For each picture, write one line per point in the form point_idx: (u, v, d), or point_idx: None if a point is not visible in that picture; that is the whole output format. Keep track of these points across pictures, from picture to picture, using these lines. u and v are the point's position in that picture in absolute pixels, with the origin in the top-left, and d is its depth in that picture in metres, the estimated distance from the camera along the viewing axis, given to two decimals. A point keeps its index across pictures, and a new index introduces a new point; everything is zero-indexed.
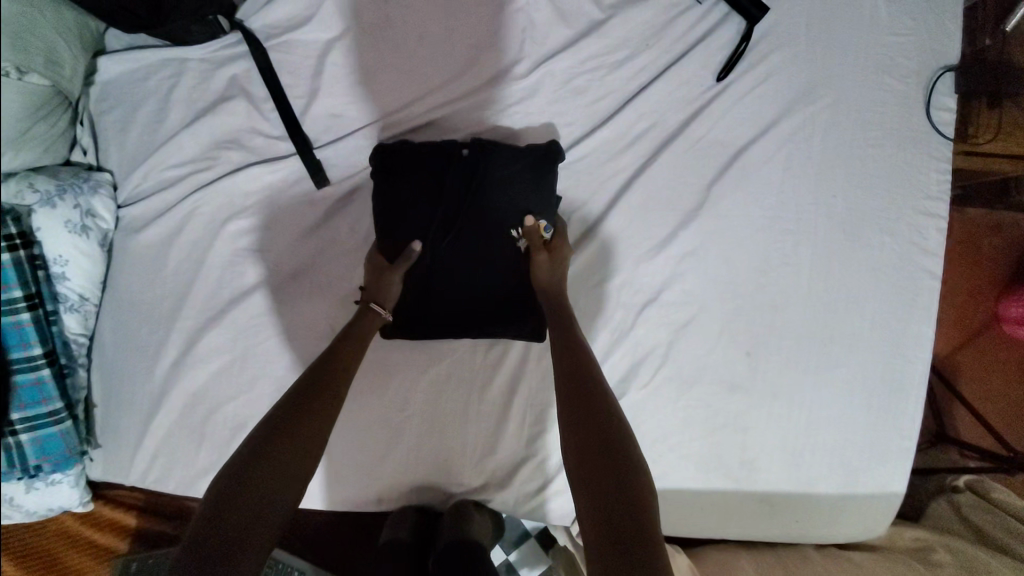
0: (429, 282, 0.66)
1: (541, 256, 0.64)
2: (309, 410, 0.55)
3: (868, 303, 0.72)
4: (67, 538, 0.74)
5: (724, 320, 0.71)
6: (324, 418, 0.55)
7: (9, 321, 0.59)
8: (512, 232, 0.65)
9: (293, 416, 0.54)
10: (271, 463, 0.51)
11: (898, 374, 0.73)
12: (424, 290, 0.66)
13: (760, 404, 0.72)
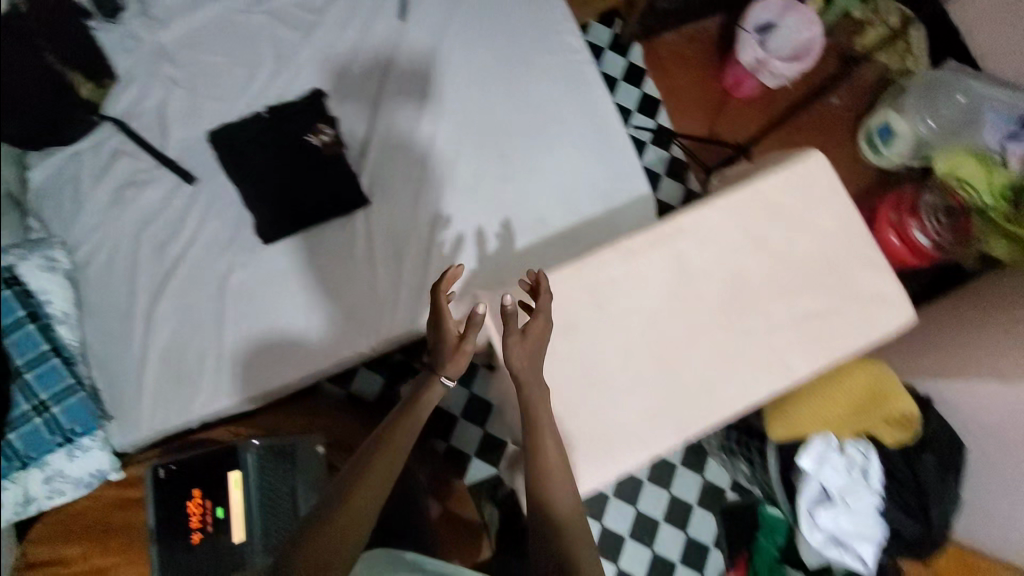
0: (275, 189, 1.01)
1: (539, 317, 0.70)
2: (381, 461, 0.66)
3: (554, 95, 1.14)
4: (112, 505, 0.93)
5: (476, 143, 1.10)
6: (388, 462, 0.66)
7: (22, 331, 0.87)
8: (310, 139, 1.01)
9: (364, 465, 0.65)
10: (352, 496, 0.62)
11: (597, 125, 1.14)
12: (274, 197, 1.00)
13: (529, 180, 1.10)
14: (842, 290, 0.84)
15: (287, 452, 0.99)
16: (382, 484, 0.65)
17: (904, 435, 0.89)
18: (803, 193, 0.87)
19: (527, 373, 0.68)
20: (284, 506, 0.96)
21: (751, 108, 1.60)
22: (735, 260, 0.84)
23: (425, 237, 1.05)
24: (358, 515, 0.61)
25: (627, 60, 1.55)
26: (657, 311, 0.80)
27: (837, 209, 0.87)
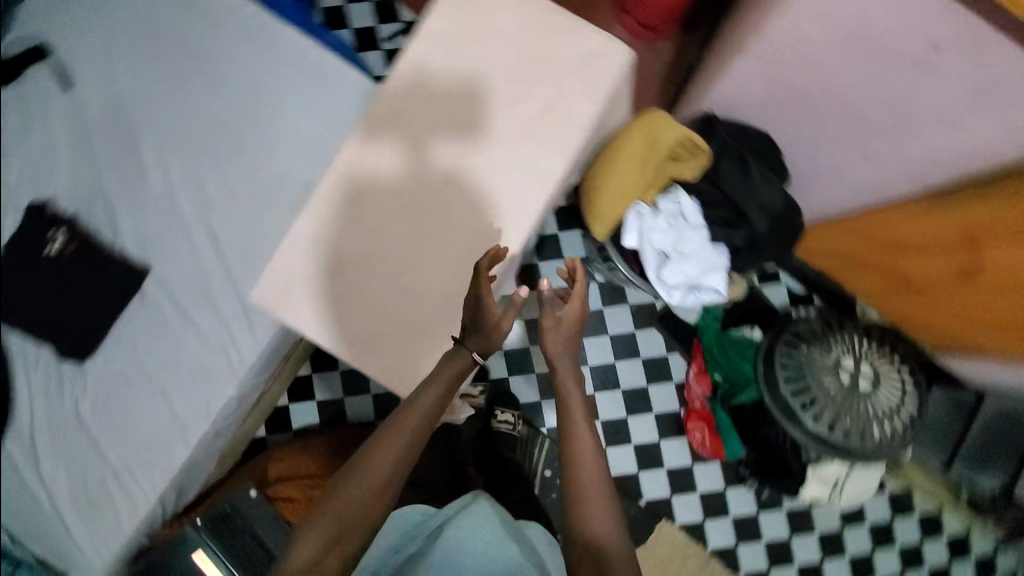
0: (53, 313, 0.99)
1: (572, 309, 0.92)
2: (413, 413, 0.76)
3: (256, 64, 1.09)
4: None
5: (212, 154, 1.06)
6: (425, 422, 0.77)
7: None
8: (47, 253, 1.01)
9: (398, 419, 0.76)
10: (381, 453, 0.72)
11: (308, 64, 1.08)
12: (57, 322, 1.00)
13: (276, 152, 1.06)
14: (554, 72, 0.84)
15: (229, 512, 1.01)
16: (411, 446, 0.74)
17: (695, 162, 0.88)
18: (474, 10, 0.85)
19: (561, 358, 0.91)
20: (256, 555, 0.99)
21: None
22: (452, 107, 0.85)
23: (220, 265, 1.03)
24: (378, 475, 0.71)
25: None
26: (396, 219, 0.85)
27: (511, 10, 0.86)
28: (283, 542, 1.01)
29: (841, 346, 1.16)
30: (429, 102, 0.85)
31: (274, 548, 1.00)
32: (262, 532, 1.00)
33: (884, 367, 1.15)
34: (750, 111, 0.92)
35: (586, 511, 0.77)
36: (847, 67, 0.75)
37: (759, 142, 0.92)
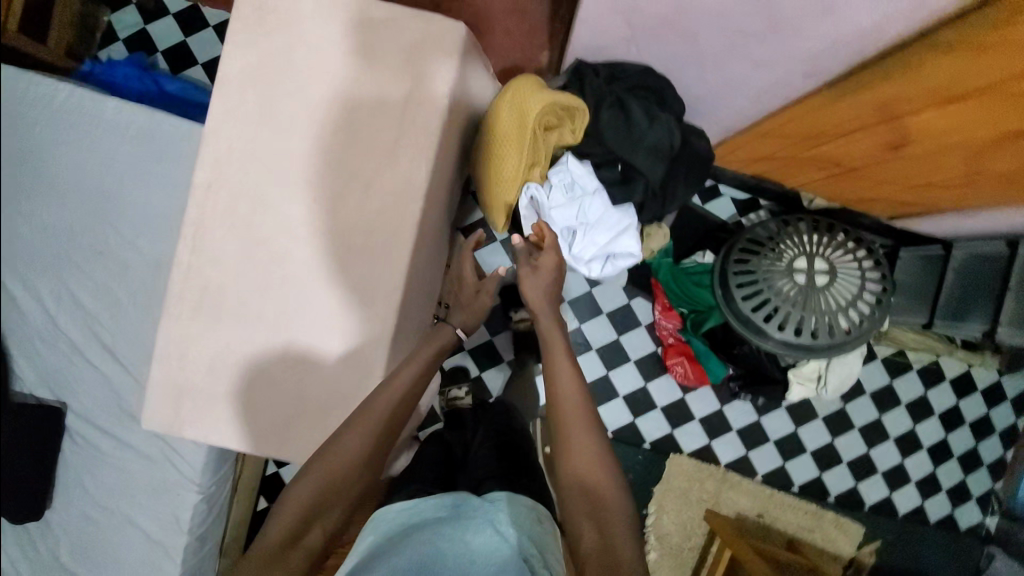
0: None
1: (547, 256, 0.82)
2: (383, 391, 0.69)
3: (76, 147, 0.94)
4: None
5: (69, 264, 0.94)
6: (396, 394, 0.69)
7: None
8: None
9: (371, 398, 0.69)
10: (349, 435, 0.67)
11: (135, 129, 0.94)
12: None
13: (140, 242, 0.93)
14: (385, 73, 0.70)
15: None
16: (382, 425, 0.68)
17: (576, 123, 0.78)
18: (276, 21, 0.70)
19: (540, 301, 0.82)
20: None
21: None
22: (280, 147, 0.70)
23: (130, 379, 0.95)
24: (347, 457, 0.66)
25: (171, 19, 1.31)
26: (265, 298, 0.70)
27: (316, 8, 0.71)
28: None
29: (791, 249, 1.09)
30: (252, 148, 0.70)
31: None
32: None
33: (838, 258, 1.09)
34: (627, 46, 0.81)
35: (570, 442, 0.70)
36: None
37: (644, 77, 0.82)
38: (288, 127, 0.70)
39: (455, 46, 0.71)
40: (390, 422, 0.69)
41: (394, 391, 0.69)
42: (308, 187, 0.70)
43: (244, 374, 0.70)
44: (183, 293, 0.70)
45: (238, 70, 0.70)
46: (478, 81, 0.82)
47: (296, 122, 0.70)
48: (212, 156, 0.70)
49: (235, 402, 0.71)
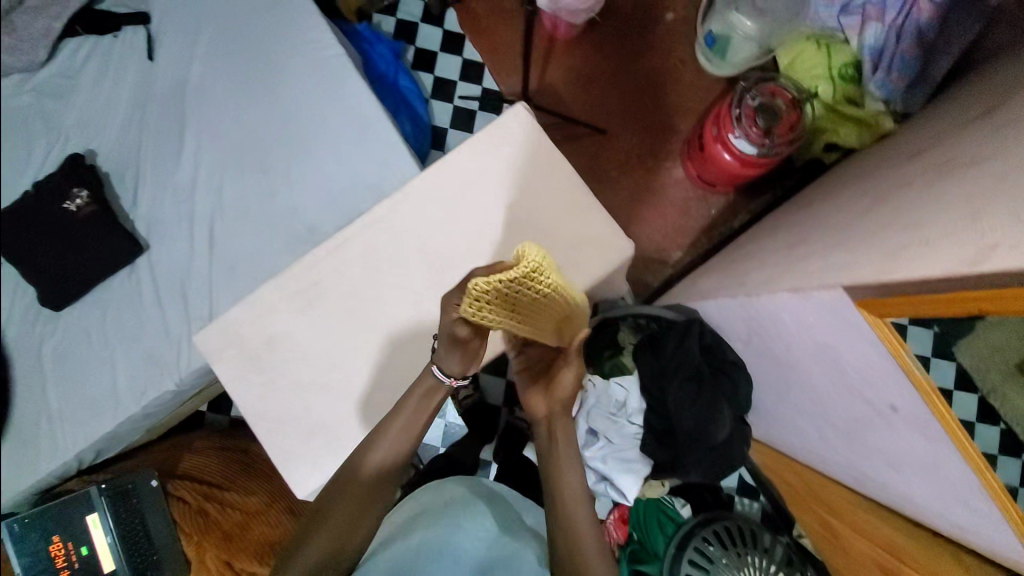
0: (44, 263, 1.04)
1: (564, 378, 0.72)
2: (354, 474, 0.70)
3: (313, 95, 1.12)
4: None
5: (240, 164, 1.10)
6: (369, 479, 0.70)
7: None
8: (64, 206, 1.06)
9: (343, 475, 0.70)
10: (325, 514, 0.69)
11: (360, 114, 1.11)
12: (45, 274, 1.05)
13: (297, 189, 1.10)
14: (551, 239, 0.83)
15: (129, 490, 1.11)
16: (370, 503, 0.70)
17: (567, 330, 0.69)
18: (508, 154, 0.86)
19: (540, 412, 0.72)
20: (141, 540, 1.08)
21: (587, 46, 1.51)
22: (442, 232, 0.82)
23: (208, 272, 1.08)
24: (328, 538, 0.68)
25: (442, 34, 1.54)
26: (348, 322, 0.81)
27: (543, 163, 0.86)
28: (168, 535, 1.10)
29: (753, 567, 1.12)
30: (423, 218, 0.83)
31: (158, 536, 1.09)
32: (150, 520, 1.10)
33: None
34: (739, 339, 0.91)
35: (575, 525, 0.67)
36: (818, 365, 0.72)
37: (734, 369, 0.89)
38: (459, 223, 0.83)
39: (608, 261, 0.84)
40: (371, 501, 0.70)
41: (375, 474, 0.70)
42: (442, 271, 0.82)
43: (292, 360, 0.81)
44: (301, 274, 0.82)
45: (460, 163, 0.84)
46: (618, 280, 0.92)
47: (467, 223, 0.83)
48: (395, 201, 0.83)
49: (269, 374, 0.81)
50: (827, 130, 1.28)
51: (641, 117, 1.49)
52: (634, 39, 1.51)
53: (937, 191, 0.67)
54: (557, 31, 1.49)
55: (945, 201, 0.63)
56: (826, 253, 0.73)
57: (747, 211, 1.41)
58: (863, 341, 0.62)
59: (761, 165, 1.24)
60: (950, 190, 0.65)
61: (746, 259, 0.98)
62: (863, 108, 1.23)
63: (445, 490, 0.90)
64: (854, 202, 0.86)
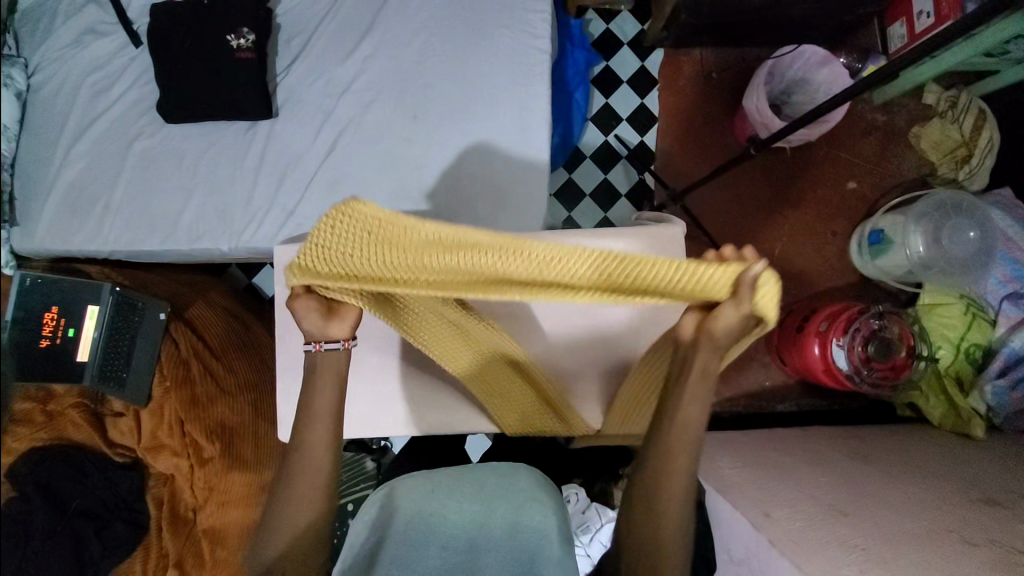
0: (182, 76, 1.05)
1: (691, 318, 0.63)
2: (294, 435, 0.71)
3: (496, 73, 1.09)
4: None
5: (398, 94, 1.09)
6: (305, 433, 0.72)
7: None
8: (228, 39, 1.05)
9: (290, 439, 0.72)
10: (284, 483, 0.70)
11: (526, 117, 1.09)
12: (178, 85, 1.06)
13: (431, 150, 1.08)
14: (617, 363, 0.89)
15: (137, 307, 1.14)
16: (305, 488, 0.70)
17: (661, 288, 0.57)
18: None
19: (689, 340, 0.64)
20: (121, 354, 1.11)
21: (755, 166, 1.45)
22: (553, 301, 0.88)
23: (313, 170, 1.09)
24: (297, 500, 0.70)
25: (638, 68, 1.48)
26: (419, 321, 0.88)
27: None
28: (144, 367, 1.12)
29: None
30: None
31: (138, 362, 1.11)
32: (137, 345, 1.12)
33: None
34: (723, 549, 0.89)
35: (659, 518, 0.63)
36: None
37: (702, 571, 0.90)
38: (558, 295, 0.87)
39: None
40: (308, 481, 0.70)
41: (298, 470, 0.71)
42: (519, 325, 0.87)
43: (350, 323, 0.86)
44: None
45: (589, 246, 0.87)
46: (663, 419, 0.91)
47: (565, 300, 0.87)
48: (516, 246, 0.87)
49: None
50: (919, 391, 1.23)
51: (761, 260, 1.43)
52: (802, 186, 1.44)
53: (982, 562, 0.66)
54: (739, 134, 1.42)
55: None
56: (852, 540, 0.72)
57: (796, 404, 1.37)
58: None
59: (841, 381, 1.21)
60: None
61: (773, 473, 0.96)
62: (963, 397, 1.17)
63: (410, 490, 0.82)
64: (898, 496, 0.85)
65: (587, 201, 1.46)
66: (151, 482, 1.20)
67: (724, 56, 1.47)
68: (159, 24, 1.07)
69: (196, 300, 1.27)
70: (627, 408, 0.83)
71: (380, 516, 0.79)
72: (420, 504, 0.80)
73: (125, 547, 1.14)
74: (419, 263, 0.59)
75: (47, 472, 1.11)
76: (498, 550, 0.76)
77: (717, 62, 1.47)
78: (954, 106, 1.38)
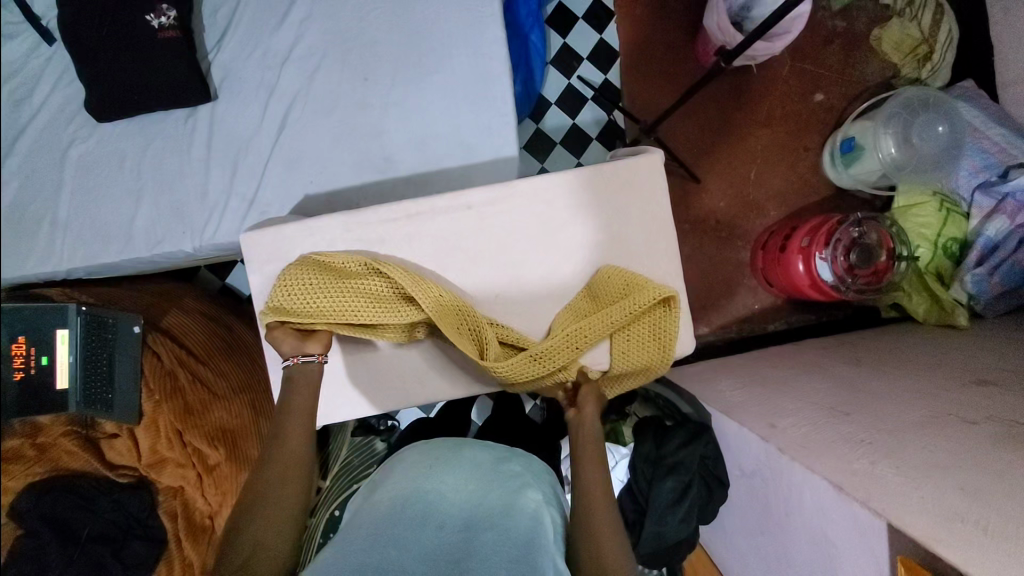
0: (106, 68, 0.97)
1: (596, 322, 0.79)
2: (281, 429, 0.76)
3: (445, 22, 1.03)
4: None
5: (343, 56, 1.03)
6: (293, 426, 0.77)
7: None
8: (147, 18, 0.96)
9: (279, 431, 0.76)
10: (270, 472, 0.73)
11: (483, 65, 1.03)
12: (103, 79, 0.97)
13: (388, 113, 1.03)
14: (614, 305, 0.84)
15: (108, 325, 1.08)
16: (294, 476, 0.73)
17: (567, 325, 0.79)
18: (620, 198, 0.84)
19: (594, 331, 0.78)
20: (101, 374, 1.07)
21: (721, 89, 1.42)
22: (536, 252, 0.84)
23: (267, 152, 1.03)
24: (280, 484, 0.72)
25: (593, 2, 1.42)
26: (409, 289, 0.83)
27: (644, 221, 0.85)
28: (129, 384, 1.08)
29: None
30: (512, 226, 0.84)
31: (121, 381, 1.08)
32: (117, 363, 1.08)
33: None
34: (735, 465, 0.92)
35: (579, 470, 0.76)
36: (804, 541, 0.73)
37: (717, 489, 0.92)
38: (543, 244, 0.84)
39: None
40: (294, 467, 0.74)
41: (283, 460, 0.74)
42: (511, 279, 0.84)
43: None
44: (381, 220, 0.83)
45: (568, 188, 0.84)
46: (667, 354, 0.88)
47: (552, 248, 0.84)
48: (493, 199, 0.84)
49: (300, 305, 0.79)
50: (902, 291, 1.25)
51: (738, 185, 1.42)
52: (771, 103, 1.42)
53: (979, 437, 0.69)
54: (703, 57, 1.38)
55: (990, 459, 0.64)
56: (856, 437, 0.74)
57: (787, 321, 1.40)
58: (868, 564, 0.61)
59: (828, 293, 1.22)
60: (1000, 450, 0.66)
61: (773, 387, 0.98)
62: (945, 291, 1.20)
63: (407, 466, 0.78)
64: (893, 391, 0.88)
65: (558, 149, 1.42)
66: (160, 496, 1.18)
67: None
68: (68, 13, 0.97)
69: (171, 308, 1.22)
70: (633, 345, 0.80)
71: (377, 495, 0.74)
72: (415, 472, 0.76)
73: (148, 563, 1.14)
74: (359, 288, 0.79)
75: (50, 502, 1.10)
76: (499, 540, 0.66)
77: None
78: (910, 3, 1.36)
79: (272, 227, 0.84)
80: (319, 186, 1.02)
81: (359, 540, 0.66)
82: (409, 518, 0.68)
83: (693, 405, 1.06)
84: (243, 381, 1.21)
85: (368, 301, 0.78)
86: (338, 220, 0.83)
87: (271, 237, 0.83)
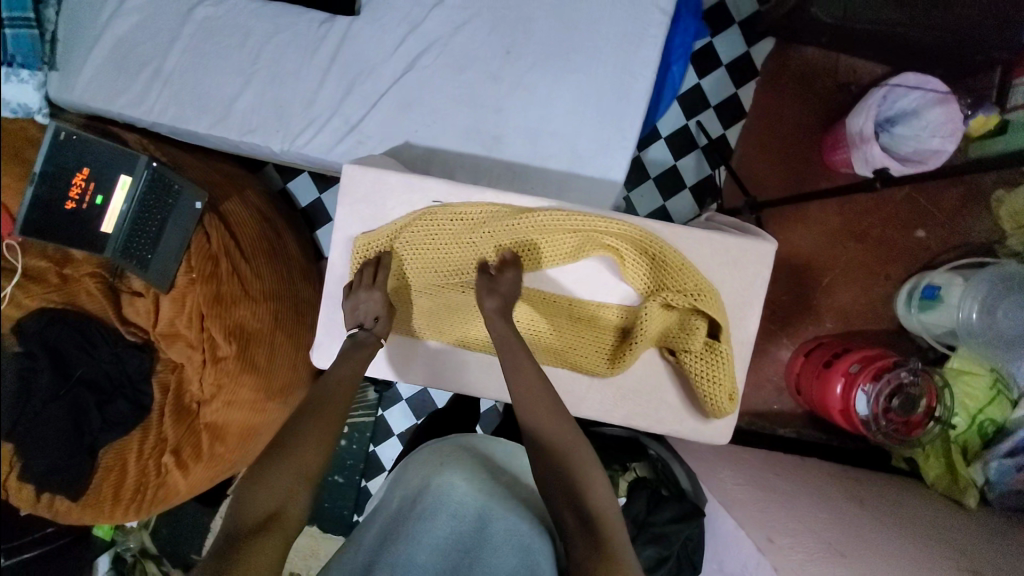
0: None
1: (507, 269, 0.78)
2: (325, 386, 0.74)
3: (606, 25, 1.00)
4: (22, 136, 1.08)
5: (494, 21, 0.99)
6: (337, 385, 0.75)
7: None
8: None
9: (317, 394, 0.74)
10: (303, 432, 0.69)
11: (625, 82, 1.00)
12: None
13: (515, 95, 1.00)
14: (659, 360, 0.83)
15: (172, 191, 1.07)
16: (327, 417, 0.71)
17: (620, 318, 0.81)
18: (719, 272, 0.82)
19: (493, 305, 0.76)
20: (150, 232, 1.07)
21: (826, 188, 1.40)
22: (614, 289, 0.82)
23: (385, 86, 1.00)
24: (310, 448, 0.68)
25: (740, 55, 1.38)
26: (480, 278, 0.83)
27: (731, 299, 0.83)
28: (171, 252, 1.08)
29: None
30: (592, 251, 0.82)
31: (165, 246, 1.08)
32: (167, 229, 1.07)
33: None
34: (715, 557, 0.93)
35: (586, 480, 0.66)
36: None
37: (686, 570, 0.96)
38: (621, 287, 0.82)
39: (696, 428, 0.83)
40: (330, 412, 0.72)
41: (316, 416, 0.71)
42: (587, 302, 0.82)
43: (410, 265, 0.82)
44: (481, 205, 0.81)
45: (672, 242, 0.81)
46: (711, 431, 0.83)
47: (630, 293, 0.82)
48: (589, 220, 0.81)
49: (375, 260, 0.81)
50: (922, 450, 1.25)
51: (804, 285, 1.41)
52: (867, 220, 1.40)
53: None
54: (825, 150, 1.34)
55: None
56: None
57: (797, 430, 1.41)
58: None
59: (854, 424, 1.21)
60: None
61: (775, 497, 0.98)
62: (965, 465, 1.17)
63: (417, 463, 0.81)
64: (893, 548, 0.88)
65: (649, 183, 1.39)
66: (158, 366, 1.18)
67: (836, 62, 1.35)
68: None
69: (232, 193, 1.20)
70: (704, 388, 0.79)
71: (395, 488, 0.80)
72: (423, 464, 0.80)
73: (127, 423, 1.16)
74: (447, 240, 0.81)
75: (56, 334, 1.13)
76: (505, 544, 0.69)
77: (827, 66, 1.36)
78: None
79: (375, 169, 0.83)
80: (422, 140, 1.00)
81: (374, 535, 0.71)
82: (417, 511, 0.72)
83: (693, 482, 1.07)
84: (276, 290, 1.18)
85: (454, 250, 0.80)
86: (442, 185, 0.82)
87: (371, 178, 0.83)
